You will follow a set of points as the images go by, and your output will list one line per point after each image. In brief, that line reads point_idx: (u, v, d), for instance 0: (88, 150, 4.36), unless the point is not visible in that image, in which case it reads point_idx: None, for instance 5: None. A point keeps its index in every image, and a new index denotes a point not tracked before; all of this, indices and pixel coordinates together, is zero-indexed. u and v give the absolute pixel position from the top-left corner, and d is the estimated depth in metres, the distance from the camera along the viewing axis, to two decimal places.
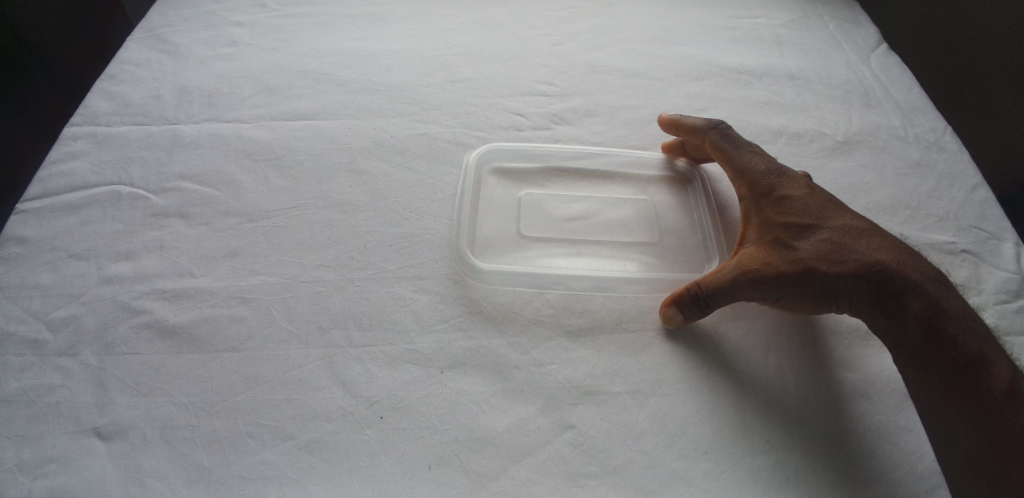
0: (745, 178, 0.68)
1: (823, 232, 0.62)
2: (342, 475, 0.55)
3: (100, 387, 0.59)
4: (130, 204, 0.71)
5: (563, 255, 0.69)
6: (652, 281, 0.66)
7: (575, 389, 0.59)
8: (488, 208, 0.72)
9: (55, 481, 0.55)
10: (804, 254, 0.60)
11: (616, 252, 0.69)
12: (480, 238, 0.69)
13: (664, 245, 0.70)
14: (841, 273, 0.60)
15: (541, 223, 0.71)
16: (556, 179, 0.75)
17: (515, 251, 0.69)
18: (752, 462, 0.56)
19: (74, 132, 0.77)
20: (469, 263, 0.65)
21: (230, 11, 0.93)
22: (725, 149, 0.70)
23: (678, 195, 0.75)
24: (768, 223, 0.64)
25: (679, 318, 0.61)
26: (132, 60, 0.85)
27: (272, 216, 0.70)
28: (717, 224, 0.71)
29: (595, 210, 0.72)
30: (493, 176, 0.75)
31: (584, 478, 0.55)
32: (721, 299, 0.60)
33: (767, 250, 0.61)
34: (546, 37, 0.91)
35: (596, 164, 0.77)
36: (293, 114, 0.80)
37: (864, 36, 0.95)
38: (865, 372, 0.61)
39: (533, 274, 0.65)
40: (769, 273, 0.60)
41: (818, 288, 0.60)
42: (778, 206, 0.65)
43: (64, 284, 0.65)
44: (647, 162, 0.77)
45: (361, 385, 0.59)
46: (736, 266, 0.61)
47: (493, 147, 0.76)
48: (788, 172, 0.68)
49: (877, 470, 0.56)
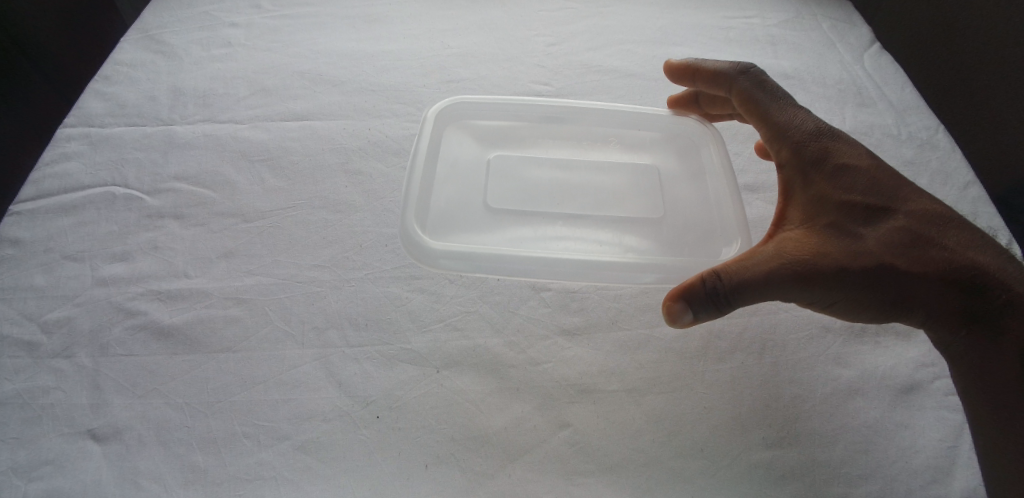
0: (792, 143, 0.60)
1: (892, 219, 0.56)
2: (339, 475, 0.55)
3: (95, 388, 0.59)
4: (124, 205, 0.71)
5: (537, 234, 0.60)
6: (666, 268, 0.56)
7: (570, 388, 0.59)
8: (451, 173, 0.63)
9: (50, 483, 0.55)
10: (868, 245, 0.54)
11: (609, 227, 0.62)
12: (438, 207, 0.60)
13: (671, 220, 0.63)
14: (910, 270, 0.53)
15: (515, 195, 0.63)
16: (543, 142, 0.68)
17: (479, 229, 0.60)
18: (747, 459, 0.56)
19: (67, 134, 0.77)
20: (417, 242, 0.56)
21: (225, 12, 0.92)
22: (767, 111, 0.63)
23: (684, 160, 0.68)
24: (820, 200, 0.57)
25: (688, 319, 0.52)
26: (127, 61, 0.85)
27: (267, 217, 0.70)
28: (737, 193, 0.63)
29: (587, 178, 0.65)
30: (458, 130, 0.67)
31: (580, 476, 0.55)
32: (756, 292, 0.51)
33: (818, 237, 0.54)
34: (541, 38, 0.91)
35: (592, 125, 0.69)
36: (288, 114, 0.80)
37: (857, 36, 0.96)
38: (860, 368, 0.61)
39: (499, 256, 0.55)
40: (822, 265, 0.52)
41: (873, 284, 0.53)
42: (832, 180, 0.57)
43: (58, 286, 0.65)
44: (649, 122, 0.69)
45: (357, 384, 0.59)
46: (779, 252, 0.53)
47: (463, 102, 0.67)
48: (843, 140, 0.61)
49: (869, 466, 0.56)
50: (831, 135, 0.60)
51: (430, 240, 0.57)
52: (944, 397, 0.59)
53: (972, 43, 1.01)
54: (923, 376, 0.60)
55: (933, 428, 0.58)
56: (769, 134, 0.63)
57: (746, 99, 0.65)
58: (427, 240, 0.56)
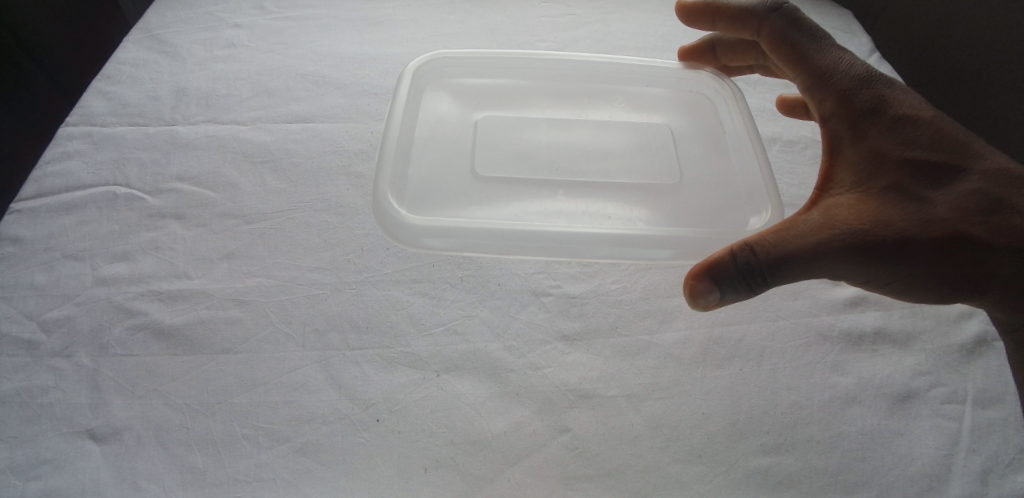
0: (844, 95, 0.59)
1: (955, 182, 0.55)
2: (339, 478, 0.55)
3: (94, 388, 0.59)
4: (125, 204, 0.71)
5: (537, 203, 0.58)
6: (681, 243, 0.54)
7: (571, 392, 0.59)
8: (431, 136, 0.62)
9: (48, 483, 0.55)
10: (929, 210, 0.52)
11: (615, 196, 0.60)
12: (414, 181, 0.58)
13: (689, 185, 0.61)
14: (974, 235, 0.52)
15: (504, 158, 0.61)
16: (539, 101, 0.67)
17: (460, 201, 0.57)
18: (745, 465, 0.56)
19: (69, 133, 0.77)
20: (389, 213, 0.54)
21: (228, 13, 0.93)
22: (809, 57, 0.62)
23: (699, 122, 0.67)
24: (876, 156, 0.55)
25: (714, 299, 0.51)
26: (129, 60, 0.85)
27: (269, 219, 0.70)
28: (763, 150, 0.62)
29: (592, 139, 0.64)
30: (437, 91, 0.66)
31: (579, 481, 0.55)
32: (800, 265, 0.50)
33: (870, 200, 0.53)
34: (543, 43, 0.92)
35: (597, 84, 0.69)
36: (290, 116, 0.80)
37: (857, 45, 0.96)
38: (857, 376, 0.61)
39: (488, 232, 0.53)
40: (875, 229, 0.51)
41: (932, 251, 0.51)
42: (887, 136, 0.56)
43: (58, 284, 0.65)
44: (658, 83, 0.69)
45: (357, 387, 0.59)
46: (825, 221, 0.52)
47: (462, 59, 0.68)
48: (892, 90, 0.59)
49: (866, 473, 0.56)
50: (875, 86, 0.59)
51: (403, 211, 0.55)
52: (940, 406, 0.59)
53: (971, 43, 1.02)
54: (920, 385, 0.61)
55: (929, 436, 0.58)
56: (814, 82, 0.61)
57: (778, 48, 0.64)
58: (402, 213, 0.54)
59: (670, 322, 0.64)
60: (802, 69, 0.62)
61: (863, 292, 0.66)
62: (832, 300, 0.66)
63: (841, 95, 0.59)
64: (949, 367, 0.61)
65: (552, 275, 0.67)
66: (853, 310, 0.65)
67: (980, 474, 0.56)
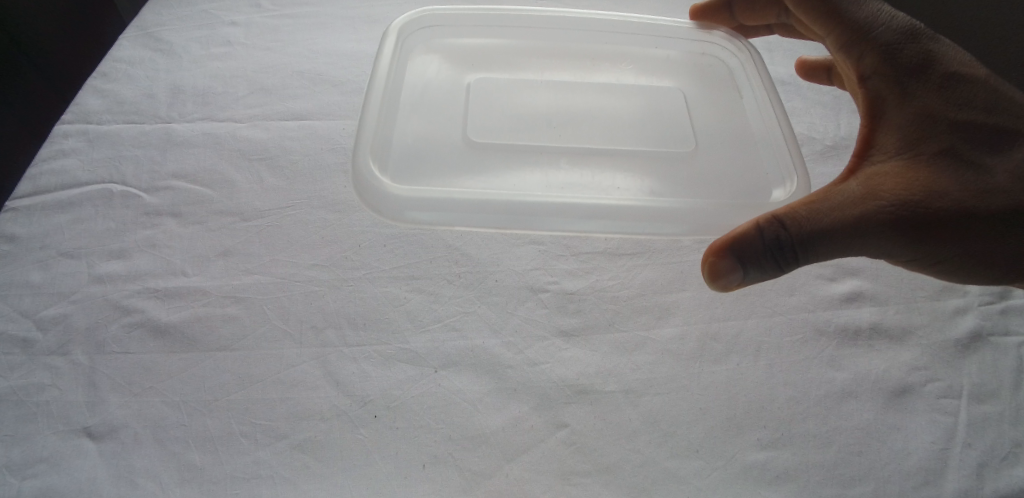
0: (885, 53, 0.58)
1: (995, 145, 0.54)
2: (337, 475, 0.55)
3: (91, 386, 0.59)
4: (121, 202, 0.71)
5: (538, 173, 0.57)
6: (694, 219, 0.53)
7: (569, 388, 0.60)
8: (417, 102, 0.62)
9: (44, 481, 0.54)
10: (968, 176, 0.52)
11: (623, 166, 0.59)
12: (399, 150, 0.57)
13: (704, 152, 0.61)
14: (1014, 199, 0.52)
15: (497, 126, 0.60)
16: (537, 62, 0.67)
17: (451, 172, 0.56)
18: (742, 460, 0.57)
19: (65, 131, 0.76)
20: (370, 183, 0.52)
21: (225, 10, 0.92)
22: (846, 14, 0.62)
23: (715, 87, 0.67)
24: (917, 117, 0.55)
25: (739, 275, 0.50)
26: (125, 58, 0.85)
27: (265, 216, 0.70)
28: (785, 115, 0.61)
29: (597, 103, 0.64)
30: (425, 56, 0.66)
31: (578, 476, 0.55)
32: (832, 240, 0.50)
33: (909, 167, 0.52)
34: None
35: (599, 44, 0.69)
36: (287, 114, 0.80)
37: None
38: (854, 370, 0.61)
39: (482, 204, 0.51)
40: (912, 196, 0.51)
41: (970, 216, 0.51)
42: (930, 96, 0.56)
43: (54, 282, 0.65)
44: (669, 44, 0.70)
45: (355, 384, 0.59)
46: (859, 193, 0.51)
47: (458, 18, 0.68)
48: (935, 48, 0.59)
49: (863, 467, 0.56)
50: (915, 47, 0.58)
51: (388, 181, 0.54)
52: (935, 400, 0.60)
53: (969, 35, 0.98)
54: (916, 380, 0.61)
55: (925, 430, 0.58)
56: (851, 40, 0.61)
57: (811, 6, 0.64)
58: (387, 183, 0.53)
59: (668, 317, 0.64)
60: (837, 27, 0.62)
61: (860, 287, 0.66)
62: (830, 295, 0.66)
63: (880, 55, 0.58)
64: (945, 362, 0.62)
65: (550, 271, 0.68)
66: (848, 305, 0.65)
67: (976, 468, 0.56)
